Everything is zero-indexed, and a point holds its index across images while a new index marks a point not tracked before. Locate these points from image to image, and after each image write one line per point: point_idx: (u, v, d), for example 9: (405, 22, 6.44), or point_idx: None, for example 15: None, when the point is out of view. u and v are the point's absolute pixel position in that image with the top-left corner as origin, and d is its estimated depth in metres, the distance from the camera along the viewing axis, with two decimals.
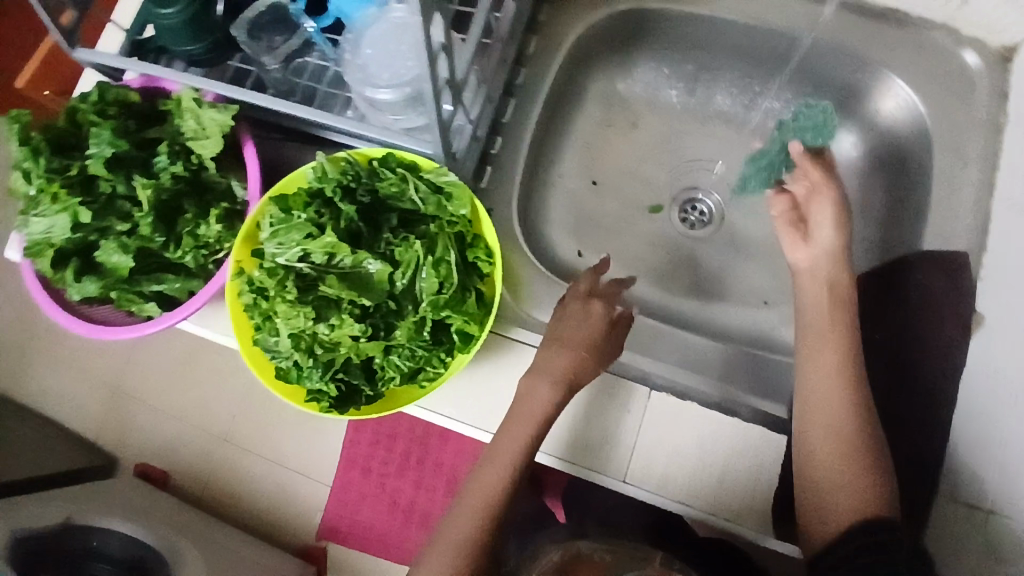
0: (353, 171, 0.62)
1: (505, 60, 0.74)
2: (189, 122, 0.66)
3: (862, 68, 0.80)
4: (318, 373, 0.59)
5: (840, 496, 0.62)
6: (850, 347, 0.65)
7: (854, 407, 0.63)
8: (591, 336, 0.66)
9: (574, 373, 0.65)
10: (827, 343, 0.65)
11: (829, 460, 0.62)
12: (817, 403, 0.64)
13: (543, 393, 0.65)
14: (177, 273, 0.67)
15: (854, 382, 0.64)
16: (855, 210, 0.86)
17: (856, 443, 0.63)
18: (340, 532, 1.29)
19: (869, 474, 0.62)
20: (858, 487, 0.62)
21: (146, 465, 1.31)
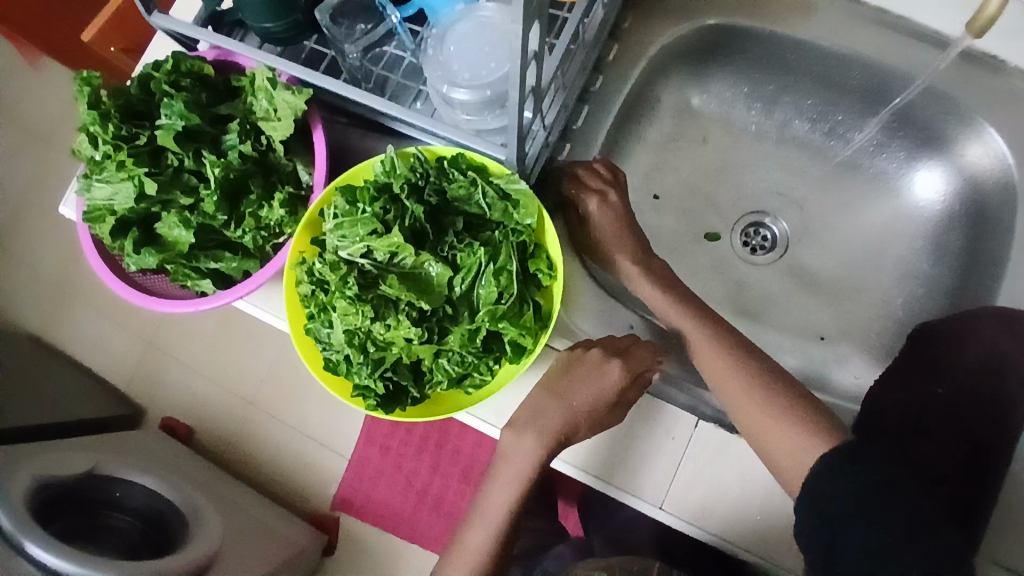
0: (422, 169, 0.61)
1: (585, 66, 0.72)
2: (262, 102, 0.66)
3: (953, 113, 0.75)
4: (367, 370, 0.58)
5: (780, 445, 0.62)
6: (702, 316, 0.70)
7: (731, 362, 0.67)
8: (591, 400, 0.64)
9: (566, 434, 0.65)
10: (689, 319, 0.70)
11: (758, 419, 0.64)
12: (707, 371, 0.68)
13: (528, 446, 0.65)
14: (235, 251, 0.67)
15: (714, 340, 0.68)
16: (927, 254, 0.82)
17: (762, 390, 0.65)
18: (353, 506, 1.28)
19: (785, 414, 0.63)
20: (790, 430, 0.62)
21: (172, 419, 1.33)
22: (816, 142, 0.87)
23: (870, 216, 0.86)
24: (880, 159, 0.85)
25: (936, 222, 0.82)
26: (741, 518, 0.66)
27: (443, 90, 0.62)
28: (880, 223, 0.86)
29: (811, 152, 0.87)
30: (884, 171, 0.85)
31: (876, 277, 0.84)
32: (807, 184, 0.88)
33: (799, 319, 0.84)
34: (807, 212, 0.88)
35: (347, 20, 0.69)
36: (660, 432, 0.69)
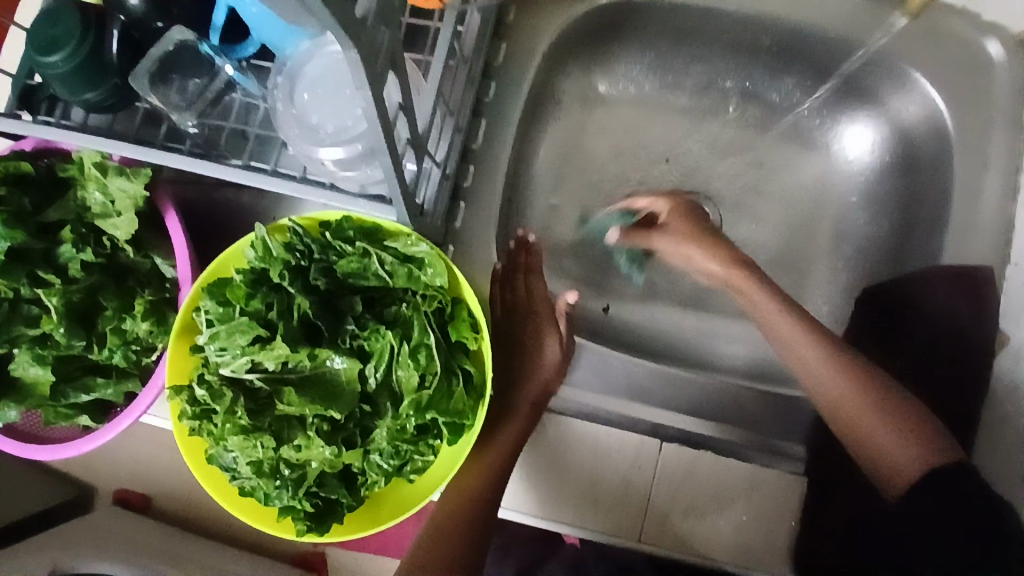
0: (302, 244, 0.52)
1: (472, 80, 0.63)
2: (95, 195, 0.55)
3: (873, 60, 0.70)
4: (287, 495, 0.50)
5: (885, 456, 0.57)
6: (835, 350, 0.60)
7: (828, 356, 0.60)
8: (537, 354, 0.64)
9: (545, 387, 0.62)
10: (823, 367, 0.59)
11: (892, 442, 0.57)
12: (808, 368, 0.60)
13: (513, 428, 0.60)
14: (108, 374, 0.57)
15: (821, 330, 0.61)
16: (864, 209, 0.78)
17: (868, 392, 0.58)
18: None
19: (906, 429, 0.57)
20: (907, 440, 0.56)
21: (123, 491, 0.89)
22: (732, 109, 0.81)
23: (799, 175, 0.81)
24: (805, 111, 0.79)
25: (867, 175, 0.78)
26: (737, 534, 0.62)
27: (305, 149, 0.53)
28: (810, 183, 0.80)
29: (732, 117, 0.81)
30: (807, 128, 0.80)
31: (816, 243, 0.79)
32: (733, 154, 0.82)
33: None
34: (737, 183, 0.81)
35: (179, 75, 0.57)
36: (613, 459, 0.63)
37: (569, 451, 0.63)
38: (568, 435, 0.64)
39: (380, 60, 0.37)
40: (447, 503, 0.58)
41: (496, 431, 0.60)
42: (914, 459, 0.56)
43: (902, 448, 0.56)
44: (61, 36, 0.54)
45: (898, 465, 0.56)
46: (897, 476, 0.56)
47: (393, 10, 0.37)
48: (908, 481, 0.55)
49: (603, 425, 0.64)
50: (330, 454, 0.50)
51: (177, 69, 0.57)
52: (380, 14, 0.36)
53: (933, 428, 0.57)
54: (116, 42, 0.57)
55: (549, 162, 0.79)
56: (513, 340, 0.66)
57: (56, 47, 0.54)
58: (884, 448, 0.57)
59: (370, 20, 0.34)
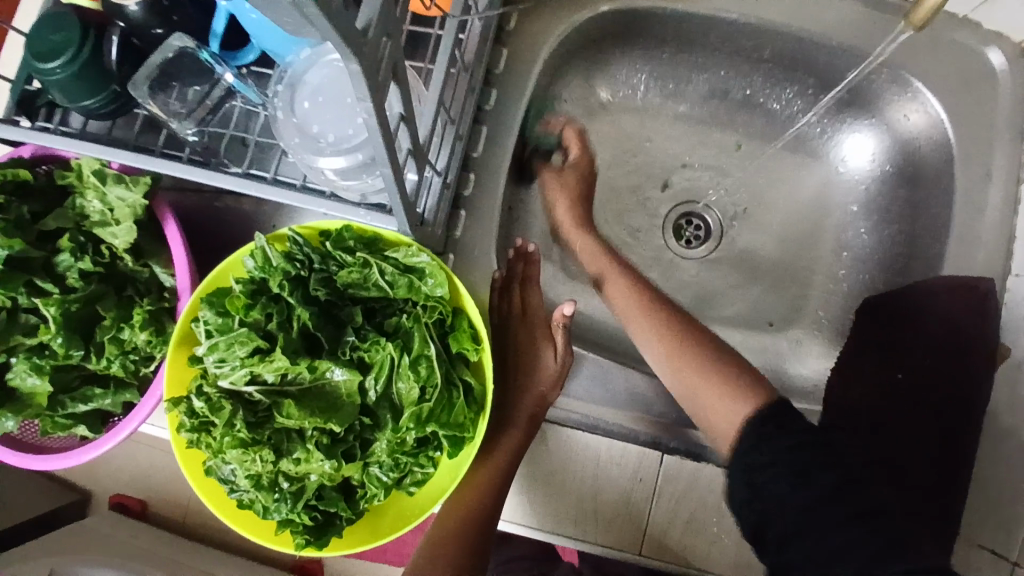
0: (303, 254, 0.51)
1: (474, 88, 0.62)
2: (94, 204, 0.55)
3: (879, 70, 0.69)
4: (286, 508, 0.50)
5: (705, 407, 0.56)
6: (643, 296, 0.63)
7: (634, 292, 0.64)
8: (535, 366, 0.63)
9: (540, 399, 0.62)
10: (638, 307, 0.63)
11: (716, 398, 0.56)
12: (626, 313, 0.63)
13: (510, 439, 0.60)
14: (106, 385, 0.57)
15: (640, 287, 0.64)
16: (866, 218, 0.77)
17: (676, 334, 0.60)
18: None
19: (699, 366, 0.57)
20: (720, 386, 0.56)
21: (119, 495, 0.88)
22: (734, 116, 0.80)
23: (802, 183, 0.80)
24: (806, 121, 0.78)
25: (870, 185, 0.77)
26: (736, 548, 0.62)
27: (305, 159, 0.53)
28: (813, 192, 0.80)
29: (734, 125, 0.80)
30: (808, 137, 0.79)
31: (818, 252, 0.79)
32: (735, 162, 0.81)
33: (748, 309, 0.78)
34: (739, 192, 0.81)
35: (179, 82, 0.57)
36: (616, 469, 0.63)
37: (570, 463, 0.63)
38: (571, 446, 0.64)
39: (382, 72, 0.36)
40: (449, 511, 0.58)
41: (496, 441, 0.61)
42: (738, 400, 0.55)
43: (717, 403, 0.56)
44: (61, 43, 0.54)
45: (724, 420, 0.55)
46: (725, 426, 0.55)
47: (396, 22, 0.37)
48: (733, 433, 0.54)
49: (603, 436, 0.64)
50: (329, 468, 0.49)
51: (176, 77, 0.57)
52: (382, 26, 0.35)
53: (744, 366, 0.57)
54: (115, 48, 0.56)
55: (549, 170, 0.78)
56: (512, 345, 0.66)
57: (56, 54, 0.53)
58: (708, 406, 0.56)
59: (371, 34, 0.34)
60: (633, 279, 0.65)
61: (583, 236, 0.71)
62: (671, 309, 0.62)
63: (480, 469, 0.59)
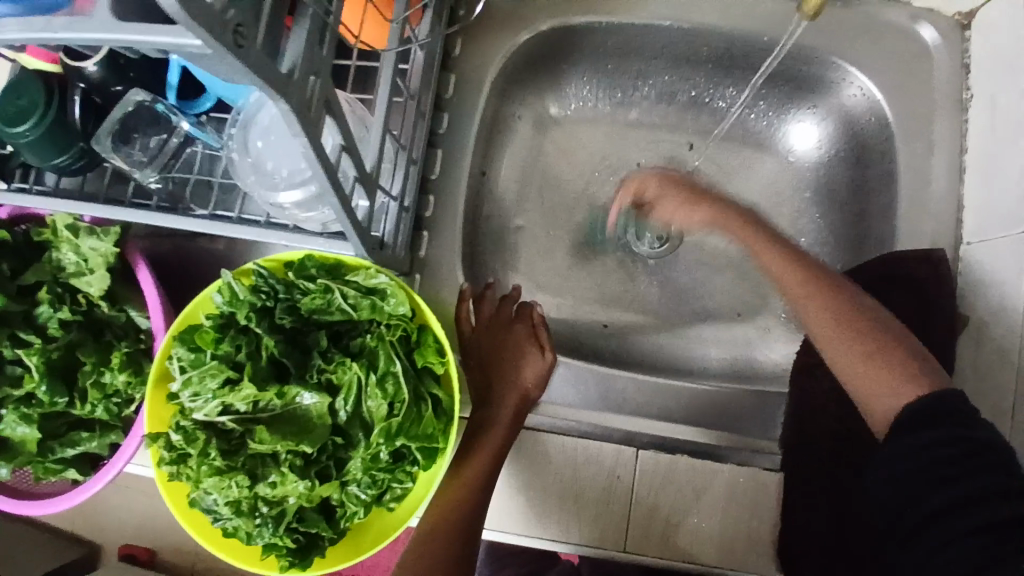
0: (268, 286, 0.54)
1: (424, 114, 0.65)
2: (70, 255, 0.58)
3: (811, 59, 0.72)
4: (268, 531, 0.52)
5: (886, 397, 0.54)
6: (838, 295, 0.59)
7: (821, 290, 0.59)
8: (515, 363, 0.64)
9: (524, 392, 0.62)
10: (813, 297, 0.59)
11: (855, 370, 0.56)
12: (821, 319, 0.59)
13: (494, 436, 0.59)
14: (92, 428, 0.59)
15: (808, 273, 0.61)
16: (821, 203, 0.80)
17: (859, 330, 0.56)
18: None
19: (903, 362, 0.54)
20: (884, 375, 0.54)
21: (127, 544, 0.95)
22: (684, 118, 0.83)
23: (756, 175, 0.82)
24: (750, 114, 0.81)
25: (821, 171, 0.79)
26: (720, 537, 0.63)
27: (263, 195, 0.55)
28: (768, 183, 0.82)
29: (685, 127, 0.83)
30: (755, 129, 0.82)
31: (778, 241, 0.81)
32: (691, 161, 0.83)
33: (714, 303, 0.80)
34: (698, 190, 0.83)
35: (140, 134, 0.60)
36: (593, 469, 0.64)
37: (548, 467, 0.65)
38: (547, 450, 0.65)
39: (313, 108, 0.39)
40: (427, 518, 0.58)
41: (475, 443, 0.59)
42: (906, 394, 0.53)
43: (875, 384, 0.54)
44: (27, 108, 0.56)
45: (880, 403, 0.54)
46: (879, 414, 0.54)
47: (323, 60, 0.40)
48: (888, 421, 0.53)
49: (577, 438, 0.65)
50: (305, 489, 0.51)
51: (137, 129, 0.60)
52: (308, 66, 0.38)
53: (920, 350, 0.55)
54: (78, 106, 0.60)
55: (510, 186, 0.80)
56: (487, 347, 0.65)
57: (22, 118, 0.56)
58: (864, 386, 0.55)
59: (295, 72, 0.36)
60: (805, 270, 0.61)
61: (709, 209, 0.69)
62: (836, 282, 0.60)
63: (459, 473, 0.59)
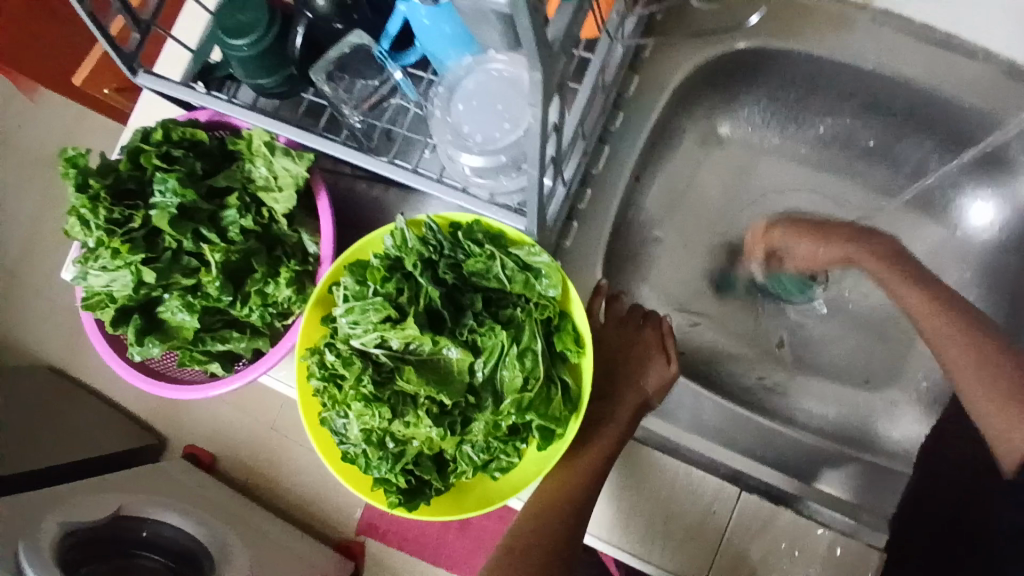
0: (435, 240, 0.57)
1: (606, 108, 0.66)
2: (262, 170, 0.63)
3: (1015, 141, 0.68)
4: (387, 466, 0.54)
5: (993, 429, 0.56)
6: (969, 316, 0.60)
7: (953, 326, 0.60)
8: (640, 373, 0.64)
9: (646, 397, 0.64)
10: (953, 328, 0.60)
11: (958, 356, 0.59)
12: (939, 332, 0.61)
13: (610, 432, 0.61)
14: (243, 329, 0.64)
15: (934, 299, 0.62)
16: (979, 285, 0.76)
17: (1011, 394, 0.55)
18: (381, 530, 1.25)
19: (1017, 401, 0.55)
20: (993, 383, 0.56)
21: (193, 446, 1.27)
22: (852, 165, 0.81)
23: (915, 242, 0.80)
24: (934, 182, 0.77)
25: (989, 253, 0.76)
26: None
27: (452, 153, 0.58)
28: (923, 252, 0.79)
29: (852, 176, 0.81)
30: (934, 199, 0.78)
31: None
32: (848, 211, 0.81)
33: (841, 361, 0.78)
34: None
35: (350, 75, 0.64)
36: (690, 499, 0.63)
37: (649, 486, 0.64)
38: (653, 468, 0.65)
39: (553, 85, 0.41)
40: (535, 500, 0.60)
41: (590, 437, 0.61)
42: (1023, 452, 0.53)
43: (1006, 411, 0.55)
44: (249, 24, 0.61)
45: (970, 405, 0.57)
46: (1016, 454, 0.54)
47: (572, 40, 0.41)
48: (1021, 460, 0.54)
49: (684, 463, 0.65)
50: (433, 436, 0.54)
51: (350, 69, 0.64)
52: (563, 43, 0.40)
53: None
54: (299, 37, 0.64)
55: (659, 194, 0.81)
56: (615, 348, 0.67)
57: (244, 33, 0.61)
58: (970, 391, 0.58)
59: (553, 46, 0.38)
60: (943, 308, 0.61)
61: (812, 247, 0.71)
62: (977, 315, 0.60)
63: (572, 460, 0.61)
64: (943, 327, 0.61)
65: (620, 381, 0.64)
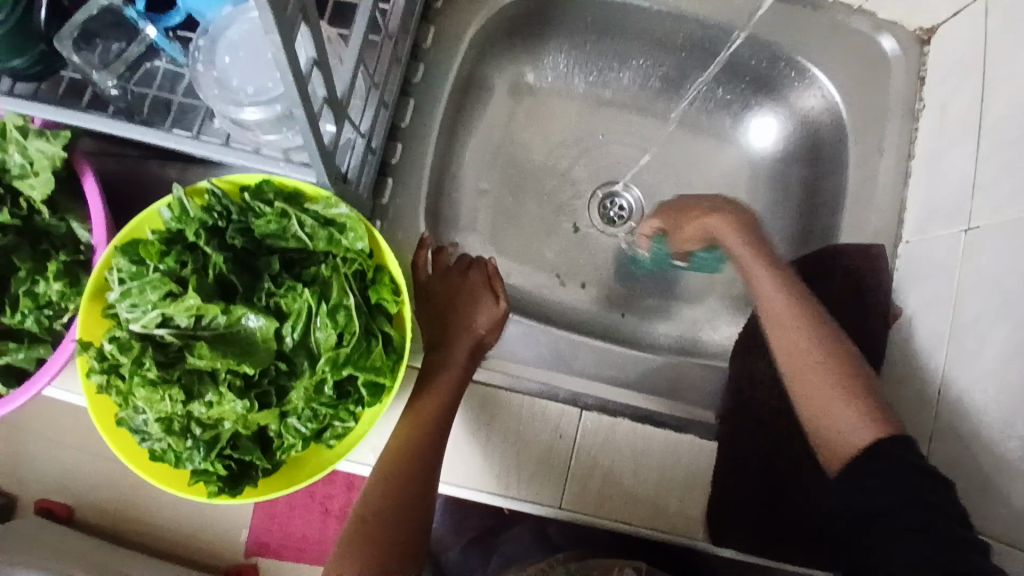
0: (221, 206, 0.53)
1: (399, 57, 0.65)
2: (14, 157, 0.54)
3: (777, 60, 0.76)
4: (200, 454, 0.50)
5: (835, 432, 0.60)
6: (834, 342, 0.64)
7: (831, 346, 0.64)
8: (470, 313, 0.65)
9: (484, 331, 0.64)
10: (804, 332, 0.65)
11: (831, 401, 0.61)
12: (797, 350, 0.64)
13: (451, 374, 0.61)
14: (19, 339, 0.56)
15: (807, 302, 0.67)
16: (776, 194, 0.83)
17: (843, 386, 0.61)
18: (271, 547, 1.04)
19: (863, 412, 0.60)
20: (859, 418, 0.60)
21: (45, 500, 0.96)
22: (651, 101, 0.85)
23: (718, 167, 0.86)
24: (720, 109, 0.84)
25: (780, 167, 0.83)
26: (655, 499, 0.65)
27: (226, 111, 0.54)
28: (725, 175, 0.85)
29: (655, 111, 0.85)
30: (721, 124, 0.85)
31: None
32: (656, 144, 0.86)
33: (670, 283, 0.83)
34: (659, 174, 0.86)
35: (102, 40, 0.58)
36: (537, 425, 0.65)
37: (495, 423, 0.65)
38: (498, 405, 0.65)
39: (289, 11, 0.38)
40: (381, 461, 0.57)
41: (432, 381, 0.60)
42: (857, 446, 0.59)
43: (855, 421, 0.60)
44: None
45: (839, 432, 0.60)
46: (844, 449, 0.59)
47: None
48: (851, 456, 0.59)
49: (528, 395, 0.66)
50: (242, 410, 0.50)
51: (100, 34, 0.58)
52: None
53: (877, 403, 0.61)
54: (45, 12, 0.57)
55: (478, 148, 0.81)
56: (446, 296, 0.66)
57: None
58: (828, 416, 0.61)
59: None
60: (800, 306, 0.66)
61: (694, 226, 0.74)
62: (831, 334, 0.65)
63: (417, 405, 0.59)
64: (804, 334, 0.65)
65: (454, 326, 0.64)
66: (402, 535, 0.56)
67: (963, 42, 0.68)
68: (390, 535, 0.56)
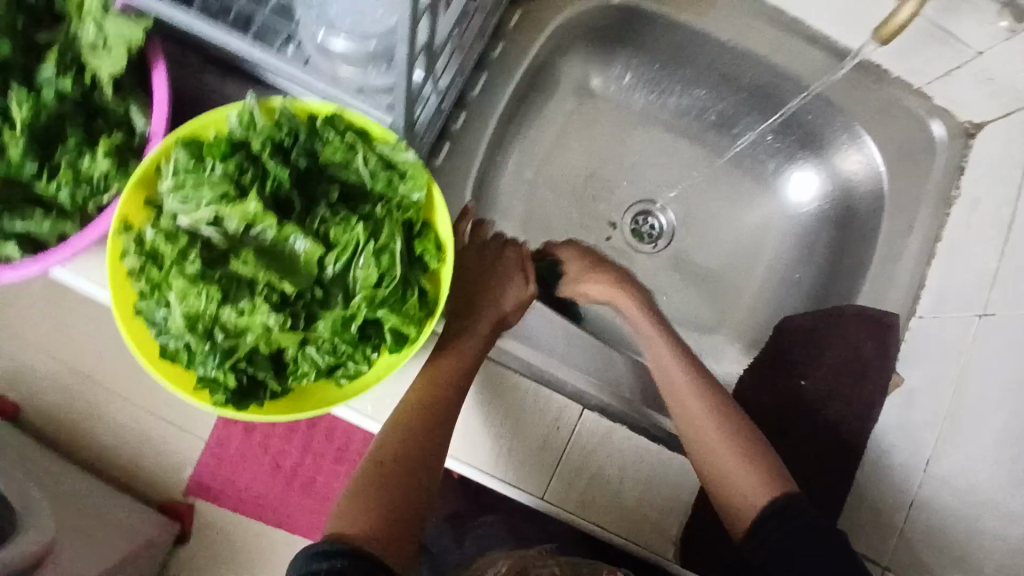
0: (290, 125, 0.52)
1: (484, 31, 0.66)
2: (89, 29, 0.53)
3: (833, 120, 0.78)
4: (214, 360, 0.50)
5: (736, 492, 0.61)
6: (715, 401, 0.65)
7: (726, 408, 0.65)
8: (500, 289, 0.66)
9: (505, 312, 0.64)
10: (689, 389, 0.66)
11: (732, 458, 0.62)
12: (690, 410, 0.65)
13: (474, 341, 0.61)
14: (48, 210, 0.55)
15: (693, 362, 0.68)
16: (800, 247, 0.86)
17: (736, 442, 0.63)
18: (211, 491, 1.01)
19: (760, 470, 0.61)
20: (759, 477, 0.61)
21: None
22: (702, 133, 0.88)
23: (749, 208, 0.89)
24: (764, 156, 0.87)
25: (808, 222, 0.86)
26: (635, 510, 0.65)
27: (319, 36, 0.54)
28: (753, 218, 0.88)
29: (703, 144, 0.88)
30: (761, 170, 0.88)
31: (748, 269, 0.87)
32: (697, 174, 0.89)
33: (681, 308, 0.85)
34: (693, 204, 0.88)
35: None
36: (538, 412, 0.65)
37: (496, 401, 0.65)
38: (505, 385, 0.66)
39: None
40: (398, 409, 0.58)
41: (453, 344, 0.61)
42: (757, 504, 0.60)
43: (755, 479, 0.61)
44: None
45: (743, 493, 0.61)
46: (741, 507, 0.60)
47: None
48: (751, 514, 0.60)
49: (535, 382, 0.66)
50: (272, 324, 0.50)
51: None
52: None
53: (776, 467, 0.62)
54: None
55: (529, 139, 0.83)
56: (480, 269, 0.67)
57: None
58: (726, 474, 0.61)
59: None
60: (692, 365, 0.68)
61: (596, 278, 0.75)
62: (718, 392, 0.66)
63: (439, 364, 0.59)
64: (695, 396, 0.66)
65: (481, 299, 0.65)
66: (419, 481, 0.55)
67: (1007, 144, 0.72)
68: (404, 476, 0.55)
